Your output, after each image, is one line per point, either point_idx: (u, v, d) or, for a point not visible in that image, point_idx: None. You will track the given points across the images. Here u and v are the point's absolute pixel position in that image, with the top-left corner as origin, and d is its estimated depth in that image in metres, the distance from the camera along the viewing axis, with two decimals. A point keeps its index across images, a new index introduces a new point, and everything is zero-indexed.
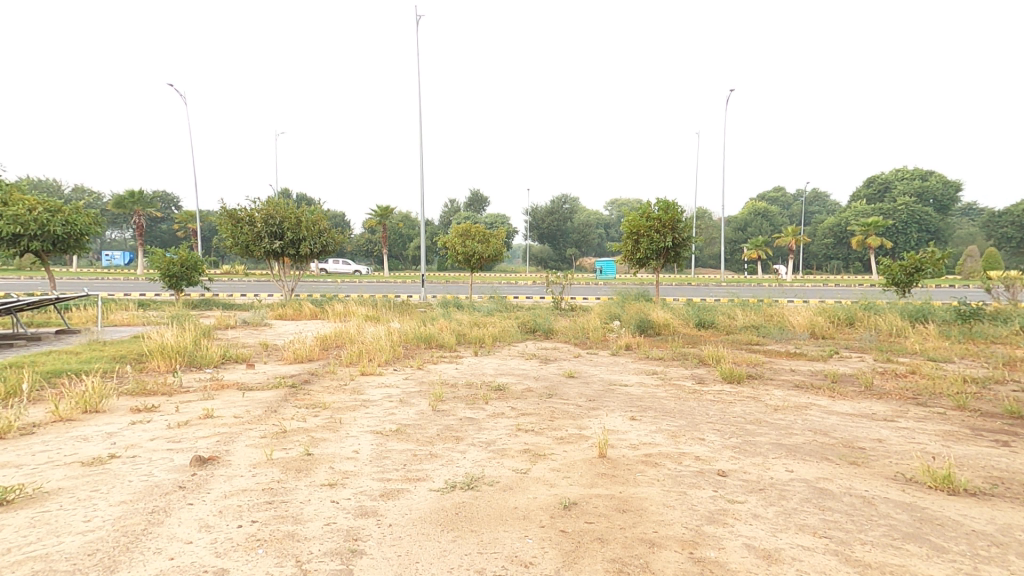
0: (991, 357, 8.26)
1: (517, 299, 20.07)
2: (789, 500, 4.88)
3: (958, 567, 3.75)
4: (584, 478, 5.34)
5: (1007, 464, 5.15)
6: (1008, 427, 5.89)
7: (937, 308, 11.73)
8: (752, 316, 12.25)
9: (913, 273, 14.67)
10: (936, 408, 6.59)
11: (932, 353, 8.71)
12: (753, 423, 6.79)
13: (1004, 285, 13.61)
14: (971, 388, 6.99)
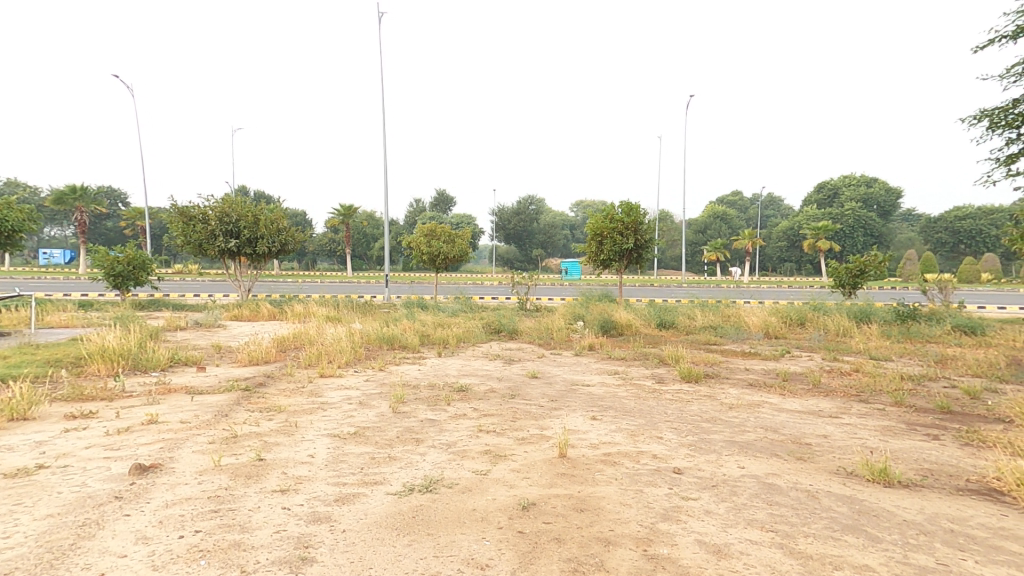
0: (926, 355, 8.77)
1: (482, 300, 20.06)
2: (740, 496, 5.06)
3: (891, 556, 3.96)
4: (544, 479, 5.38)
5: (937, 456, 5.48)
6: (940, 421, 6.26)
7: (880, 309, 12.36)
8: (711, 316, 12.61)
9: (858, 276, 15.39)
10: (876, 405, 6.93)
11: (875, 352, 9.17)
12: (708, 421, 7.01)
13: (938, 288, 14.48)
14: (908, 385, 7.40)
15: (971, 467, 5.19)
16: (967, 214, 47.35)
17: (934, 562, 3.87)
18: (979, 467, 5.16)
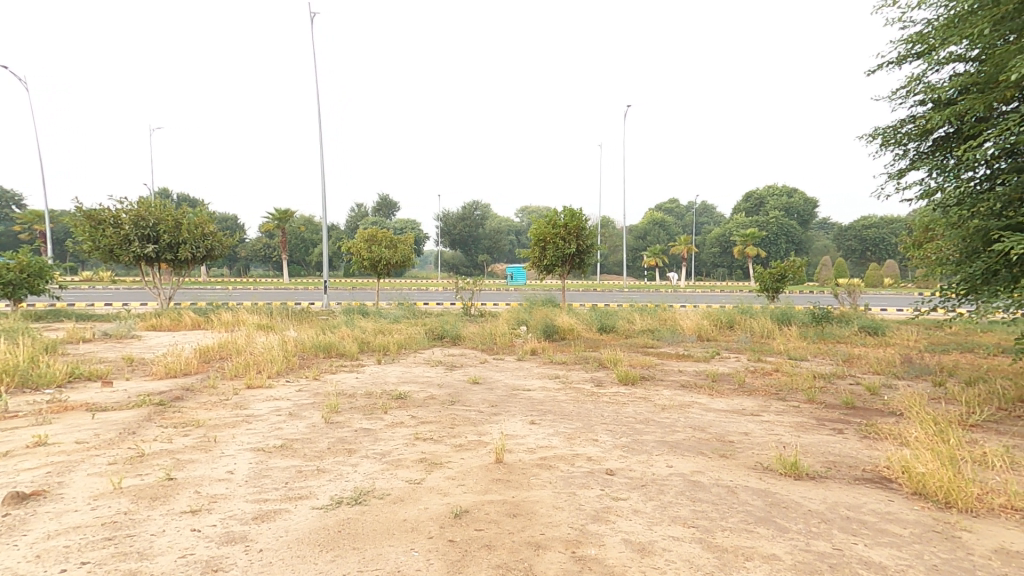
0: (837, 355, 9.45)
1: (425, 306, 19.84)
2: (666, 494, 5.25)
3: (798, 544, 4.23)
4: (478, 485, 5.37)
5: (842, 448, 5.91)
6: (846, 416, 6.76)
7: (799, 312, 13.19)
8: (648, 320, 13.06)
9: (780, 280, 16.39)
10: (792, 402, 7.39)
11: (794, 352, 9.79)
12: (641, 423, 7.23)
13: (848, 291, 15.69)
14: (820, 383, 7.94)
15: (871, 457, 5.64)
16: (873, 224, 51.65)
17: (835, 547, 4.17)
18: (877, 457, 5.61)
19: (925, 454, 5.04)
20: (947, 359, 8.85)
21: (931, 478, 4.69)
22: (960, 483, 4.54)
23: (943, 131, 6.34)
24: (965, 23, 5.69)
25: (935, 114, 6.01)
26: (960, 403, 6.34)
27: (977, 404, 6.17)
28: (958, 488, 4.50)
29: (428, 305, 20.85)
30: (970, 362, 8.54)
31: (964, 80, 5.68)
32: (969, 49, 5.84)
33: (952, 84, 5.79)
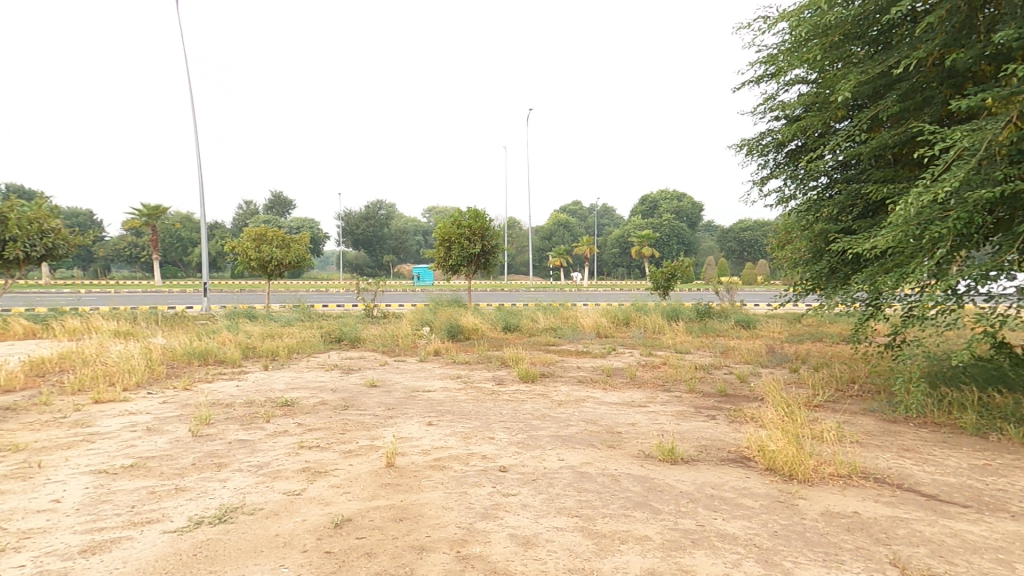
0: (716, 347, 10.30)
1: (322, 308, 18.85)
2: (555, 486, 5.32)
3: (669, 524, 4.46)
4: (366, 491, 5.08)
5: (712, 433, 6.39)
6: (718, 403, 7.33)
7: (685, 307, 14.29)
8: (552, 318, 13.40)
9: (670, 280, 17.60)
10: (675, 392, 7.89)
11: (680, 346, 10.50)
12: (538, 418, 7.33)
13: (727, 290, 17.28)
14: (699, 373, 8.57)
15: (736, 439, 6.15)
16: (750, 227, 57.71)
17: (701, 522, 4.45)
18: (740, 438, 6.14)
19: (776, 434, 5.54)
20: (799, 347, 10.04)
21: (779, 453, 5.16)
22: (800, 458, 5.04)
23: (792, 145, 7.08)
24: (800, 50, 6.32)
25: (786, 128, 6.70)
26: (809, 386, 7.14)
27: (820, 386, 7.00)
28: (799, 462, 5.00)
29: (329, 307, 19.84)
30: (819, 349, 9.71)
31: (805, 100, 6.38)
32: (809, 72, 6.57)
33: (797, 103, 6.49)
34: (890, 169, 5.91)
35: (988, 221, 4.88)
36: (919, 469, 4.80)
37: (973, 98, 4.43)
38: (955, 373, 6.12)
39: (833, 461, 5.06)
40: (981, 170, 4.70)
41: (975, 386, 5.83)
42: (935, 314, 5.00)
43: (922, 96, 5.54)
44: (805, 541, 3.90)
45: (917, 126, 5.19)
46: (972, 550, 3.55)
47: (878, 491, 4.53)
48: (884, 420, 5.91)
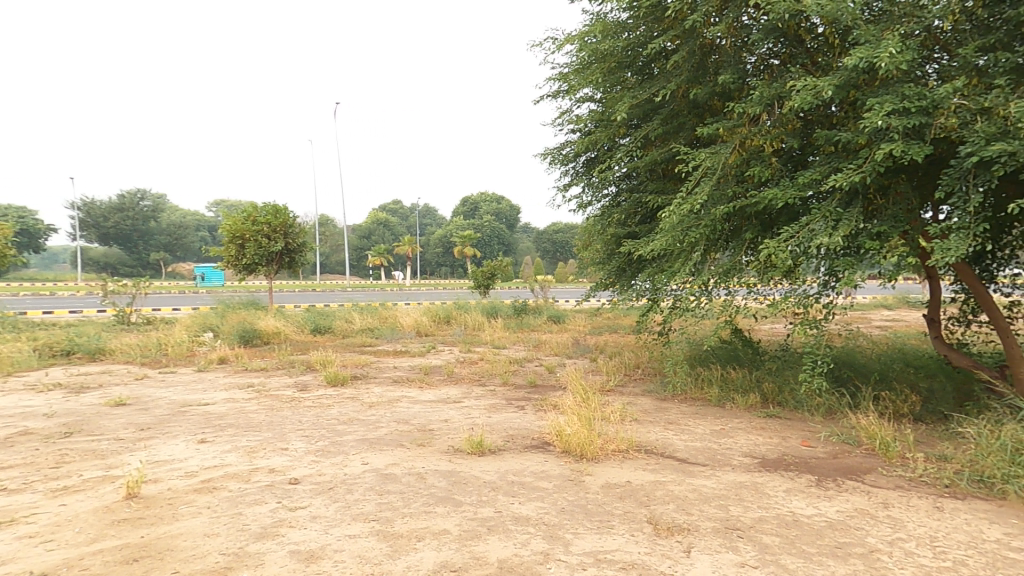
0: (529, 341, 10.98)
1: (64, 318, 15.06)
2: (354, 492, 4.85)
3: (469, 514, 4.35)
4: (84, 534, 3.96)
5: (519, 422, 6.66)
6: (527, 394, 7.72)
7: (505, 305, 14.93)
8: (369, 319, 12.76)
9: (489, 279, 18.34)
10: (490, 386, 8.12)
11: (497, 342, 10.91)
12: (344, 423, 6.78)
13: (541, 287, 18.80)
14: (514, 367, 8.97)
15: (540, 426, 6.49)
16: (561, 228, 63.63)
17: (499, 507, 4.45)
18: (541, 425, 6.54)
19: (571, 420, 5.94)
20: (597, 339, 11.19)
21: (573, 437, 5.52)
22: (590, 440, 5.47)
23: (586, 155, 7.87)
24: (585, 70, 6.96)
25: (582, 139, 7.36)
26: (603, 373, 7.93)
27: (612, 372, 7.82)
28: (588, 443, 5.41)
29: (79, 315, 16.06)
30: (614, 340, 10.92)
31: (594, 115, 7.08)
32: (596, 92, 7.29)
33: (587, 117, 7.17)
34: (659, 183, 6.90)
35: (726, 231, 5.65)
36: (677, 440, 5.46)
37: (710, 128, 5.28)
38: (706, 355, 7.29)
39: (616, 439, 5.60)
40: (719, 188, 5.42)
41: (718, 363, 7.06)
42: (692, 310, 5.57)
43: (676, 121, 6.53)
44: (584, 513, 4.15)
45: (677, 146, 5.90)
46: (708, 500, 4.15)
47: (645, 460, 5.10)
48: (656, 398, 6.80)
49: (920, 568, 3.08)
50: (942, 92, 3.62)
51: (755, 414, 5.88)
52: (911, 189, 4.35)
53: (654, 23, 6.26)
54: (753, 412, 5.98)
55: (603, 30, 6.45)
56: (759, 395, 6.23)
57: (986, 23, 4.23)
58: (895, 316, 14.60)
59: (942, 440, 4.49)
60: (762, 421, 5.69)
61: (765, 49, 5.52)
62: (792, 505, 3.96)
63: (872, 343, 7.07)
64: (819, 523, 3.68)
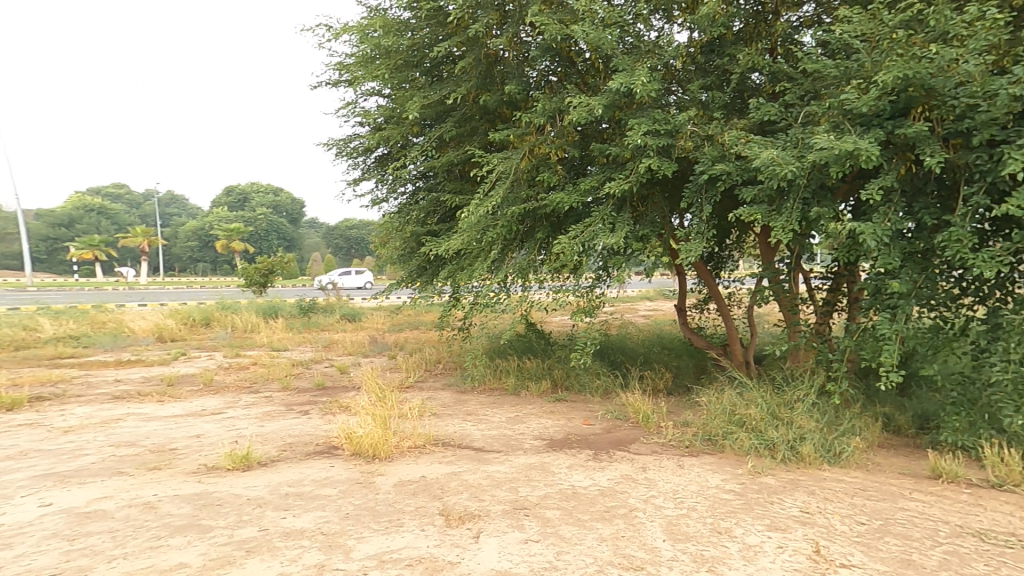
0: (318, 342, 10.19)
1: None
2: (17, 545, 3.02)
3: (225, 538, 3.09)
4: None
5: (300, 429, 5.23)
6: (311, 397, 6.60)
7: (289, 308, 13.49)
8: (73, 327, 10.50)
9: (267, 275, 16.62)
10: (264, 393, 6.81)
11: (278, 343, 9.98)
12: (9, 458, 4.43)
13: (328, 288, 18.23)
14: (297, 370, 7.90)
15: (325, 431, 5.15)
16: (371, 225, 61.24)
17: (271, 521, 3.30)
18: (331, 429, 5.18)
19: (365, 418, 4.77)
20: (398, 337, 10.77)
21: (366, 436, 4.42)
22: (386, 437, 4.41)
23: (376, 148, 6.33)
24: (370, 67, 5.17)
25: (369, 136, 5.62)
26: (403, 372, 7.28)
27: (412, 370, 7.30)
28: (383, 440, 4.36)
29: None
30: (415, 337, 10.68)
31: (382, 112, 5.30)
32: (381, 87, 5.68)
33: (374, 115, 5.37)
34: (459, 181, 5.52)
35: (517, 231, 4.89)
36: (474, 428, 4.92)
37: (501, 132, 4.30)
38: (503, 346, 7.17)
39: (412, 435, 4.72)
40: (512, 191, 4.60)
41: (515, 354, 6.89)
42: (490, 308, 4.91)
43: (468, 124, 5.13)
44: (371, 514, 3.41)
45: (470, 150, 4.74)
46: (500, 483, 3.92)
47: (442, 453, 4.30)
48: (456, 391, 6.40)
49: (666, 518, 3.53)
50: (681, 120, 4.19)
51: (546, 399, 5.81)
52: (663, 201, 4.80)
53: (438, 25, 4.87)
54: (544, 398, 5.91)
55: (383, 23, 4.89)
56: (549, 380, 6.29)
57: (706, 66, 4.59)
58: (656, 304, 17.41)
59: (685, 409, 5.23)
60: (552, 404, 5.61)
61: (545, 65, 4.54)
62: (572, 479, 4.07)
63: (638, 330, 8.11)
64: (593, 493, 3.87)
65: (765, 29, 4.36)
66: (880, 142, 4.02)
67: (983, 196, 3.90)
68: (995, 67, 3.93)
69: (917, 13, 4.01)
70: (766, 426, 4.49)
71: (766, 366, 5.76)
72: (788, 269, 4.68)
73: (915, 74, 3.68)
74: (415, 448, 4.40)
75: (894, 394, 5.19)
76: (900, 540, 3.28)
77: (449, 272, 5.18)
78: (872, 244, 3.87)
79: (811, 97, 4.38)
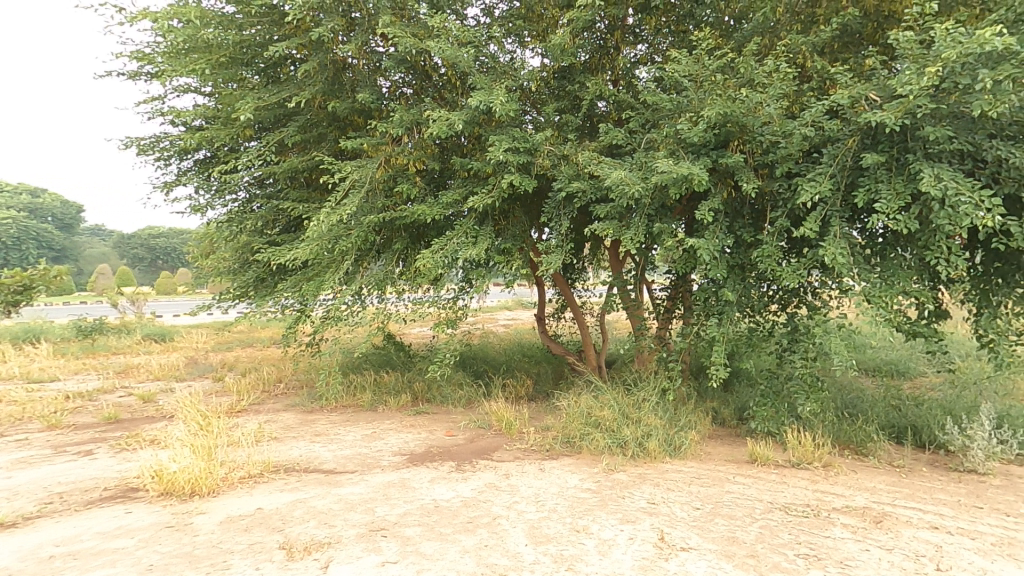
0: (106, 368, 8.74)
1: None
2: None
3: None
4: None
5: (72, 475, 4.12)
6: (96, 434, 5.33)
7: (72, 341, 11.39)
8: None
9: None
10: (18, 436, 5.34)
11: (34, 373, 8.32)
12: None
13: (133, 302, 16.23)
14: (71, 405, 6.40)
15: (114, 472, 4.15)
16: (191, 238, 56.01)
17: None
18: (123, 470, 4.18)
19: (181, 450, 3.93)
20: (225, 357, 9.69)
21: (181, 472, 3.62)
22: (208, 471, 3.69)
23: (196, 155, 5.60)
24: (179, 59, 4.78)
25: (182, 136, 4.93)
26: (233, 394, 6.22)
27: (245, 391, 6.25)
28: (205, 474, 3.63)
29: None
30: (245, 357, 9.73)
31: (203, 110, 4.80)
32: (201, 84, 5.16)
33: (191, 113, 4.84)
34: (303, 191, 5.06)
35: (372, 241, 4.75)
36: (324, 448, 4.56)
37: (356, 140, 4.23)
38: (359, 361, 6.59)
39: (244, 463, 4.01)
40: (366, 201, 4.41)
41: (373, 368, 6.44)
42: (340, 320, 4.68)
43: (315, 130, 4.91)
44: (185, 560, 2.82)
45: (319, 156, 4.48)
46: (354, 507, 3.56)
47: (284, 480, 3.88)
48: (302, 410, 5.71)
49: (529, 523, 3.58)
50: (538, 139, 4.43)
51: (406, 413, 5.56)
52: (523, 215, 5.01)
53: (270, 25, 4.72)
54: (405, 411, 5.65)
55: (200, 14, 4.50)
56: (408, 395, 5.91)
57: (558, 91, 4.93)
58: (512, 313, 18.05)
59: (546, 413, 5.39)
60: (413, 419, 5.40)
61: (398, 76, 4.58)
62: (434, 493, 3.91)
63: (499, 341, 8.24)
64: (455, 505, 3.76)
65: (608, 61, 4.85)
66: (708, 169, 4.51)
67: (784, 219, 4.55)
68: (790, 111, 4.53)
69: (730, 61, 4.56)
70: (618, 425, 4.79)
71: (617, 369, 6.24)
72: (634, 280, 5.13)
73: (731, 113, 4.20)
74: (247, 478, 3.86)
75: (719, 390, 5.88)
76: (726, 519, 3.71)
77: (292, 284, 4.77)
78: (707, 258, 4.30)
79: (651, 125, 4.81)
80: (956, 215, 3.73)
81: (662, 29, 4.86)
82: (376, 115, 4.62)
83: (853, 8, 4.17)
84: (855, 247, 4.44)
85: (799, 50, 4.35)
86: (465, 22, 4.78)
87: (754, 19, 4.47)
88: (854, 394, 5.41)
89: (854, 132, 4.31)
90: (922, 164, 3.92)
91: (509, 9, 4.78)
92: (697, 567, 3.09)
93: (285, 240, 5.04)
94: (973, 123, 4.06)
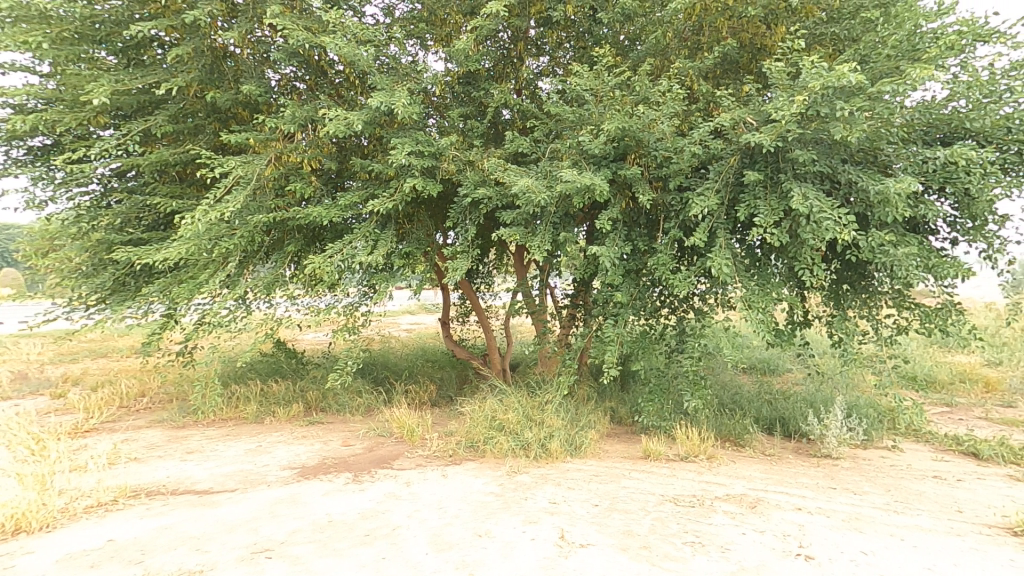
0: None
1: None
2: None
3: None
4: None
5: None
6: None
7: None
8: None
9: None
10: None
11: None
12: None
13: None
14: None
15: None
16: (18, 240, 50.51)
17: None
18: None
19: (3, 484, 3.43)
20: (72, 371, 8.52)
21: (3, 508, 3.13)
22: (41, 503, 3.23)
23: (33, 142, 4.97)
24: (6, 31, 4.21)
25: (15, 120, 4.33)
26: (80, 412, 5.51)
27: (96, 408, 5.58)
28: (34, 508, 3.17)
29: None
30: (95, 370, 8.63)
31: (41, 92, 4.24)
32: (39, 61, 4.56)
33: (26, 94, 4.26)
34: (175, 186, 4.68)
35: (261, 241, 4.55)
36: (200, 467, 4.20)
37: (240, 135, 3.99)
38: (242, 370, 6.20)
39: (92, 492, 3.57)
40: (254, 199, 4.26)
41: (259, 377, 6.07)
42: (222, 326, 4.40)
43: (191, 122, 4.57)
44: None
45: (196, 149, 4.19)
46: (234, 529, 3.29)
47: (147, 506, 3.50)
48: (171, 427, 5.23)
49: (430, 531, 3.52)
50: (442, 144, 4.39)
51: (297, 423, 5.31)
52: (428, 219, 4.98)
53: (133, 3, 4.41)
54: (296, 421, 5.38)
55: None
56: (301, 405, 5.64)
57: (462, 96, 4.97)
58: (415, 318, 17.77)
59: (449, 418, 5.35)
60: (305, 430, 5.15)
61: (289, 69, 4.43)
62: (329, 507, 3.72)
63: (401, 347, 8.06)
64: (351, 518, 3.60)
65: (511, 71, 4.98)
66: (607, 179, 4.68)
67: (676, 229, 4.88)
68: (681, 129, 4.80)
69: (627, 79, 4.80)
70: (521, 428, 4.86)
71: (521, 373, 6.36)
72: (538, 284, 5.27)
73: (628, 128, 4.35)
74: (95, 508, 3.42)
75: (617, 390, 6.18)
76: (622, 514, 3.88)
77: (160, 286, 4.38)
78: (607, 264, 4.47)
79: (554, 135, 4.94)
80: (819, 229, 4.12)
81: (563, 44, 5.08)
82: (263, 109, 4.48)
83: (732, 39, 4.58)
84: (736, 257, 4.79)
85: (687, 74, 4.64)
86: (362, 20, 4.74)
87: (648, 41, 4.77)
88: (734, 390, 5.92)
89: (735, 152, 4.64)
90: (792, 184, 4.30)
91: (410, 12, 4.77)
92: (593, 562, 3.21)
93: (152, 238, 4.65)
94: (830, 150, 4.52)
